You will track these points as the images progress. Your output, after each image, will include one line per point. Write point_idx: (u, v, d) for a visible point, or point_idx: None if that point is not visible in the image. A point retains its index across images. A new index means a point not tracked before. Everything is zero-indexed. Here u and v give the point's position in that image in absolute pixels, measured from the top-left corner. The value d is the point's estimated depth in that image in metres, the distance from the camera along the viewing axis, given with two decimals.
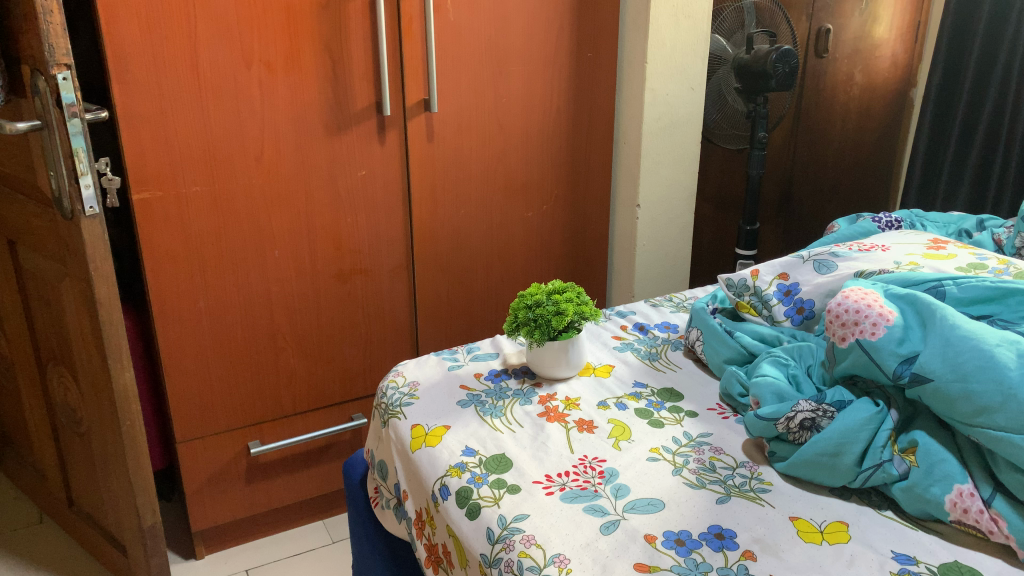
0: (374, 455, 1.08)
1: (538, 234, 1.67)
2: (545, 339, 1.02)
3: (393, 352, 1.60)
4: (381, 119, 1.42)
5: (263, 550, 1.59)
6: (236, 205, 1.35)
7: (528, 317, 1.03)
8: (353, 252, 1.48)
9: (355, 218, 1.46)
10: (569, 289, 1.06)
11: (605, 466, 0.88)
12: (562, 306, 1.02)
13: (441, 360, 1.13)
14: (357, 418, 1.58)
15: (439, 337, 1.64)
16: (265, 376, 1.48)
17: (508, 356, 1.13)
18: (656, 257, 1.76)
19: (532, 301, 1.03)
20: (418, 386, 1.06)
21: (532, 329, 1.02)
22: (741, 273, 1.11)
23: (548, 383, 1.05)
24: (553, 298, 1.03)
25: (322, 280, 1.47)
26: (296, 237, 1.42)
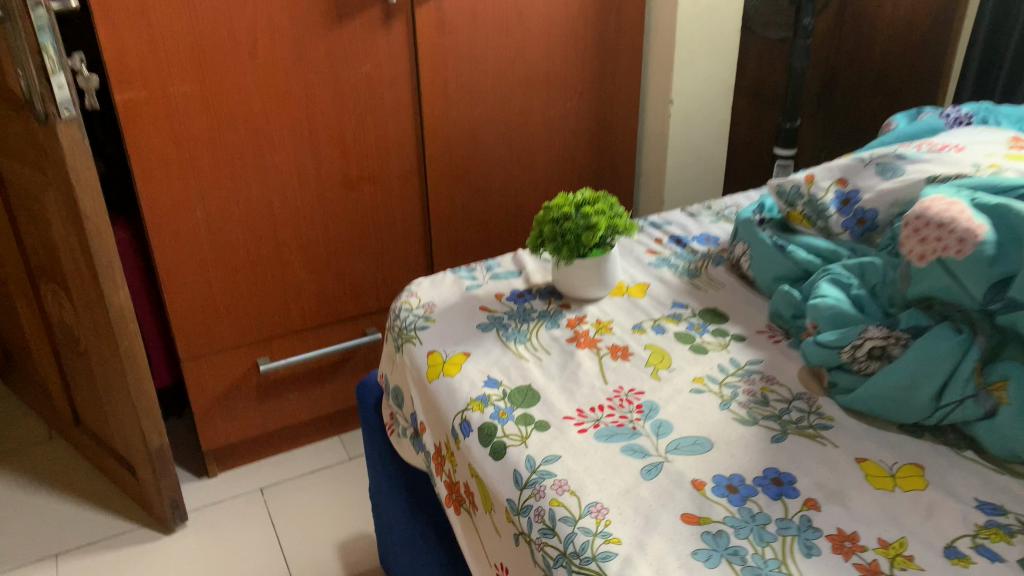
0: (388, 381, 1.00)
1: (560, 134, 1.53)
2: (575, 257, 0.92)
3: (407, 263, 1.50)
4: (387, 6, 1.27)
5: (278, 467, 1.54)
6: (231, 106, 1.23)
7: (555, 232, 0.92)
8: (361, 157, 1.37)
9: (361, 119, 1.34)
10: (601, 198, 0.94)
11: (644, 400, 0.78)
12: (593, 219, 0.91)
13: (458, 278, 1.03)
14: (371, 332, 1.50)
15: (456, 247, 1.53)
16: (272, 290, 1.39)
17: (531, 272, 1.02)
18: (687, 159, 1.63)
19: (559, 212, 0.92)
20: (434, 308, 0.96)
21: (561, 247, 0.91)
22: (795, 179, 0.99)
23: (578, 304, 0.95)
24: (583, 209, 0.92)
25: (328, 187, 1.36)
26: (298, 140, 1.30)
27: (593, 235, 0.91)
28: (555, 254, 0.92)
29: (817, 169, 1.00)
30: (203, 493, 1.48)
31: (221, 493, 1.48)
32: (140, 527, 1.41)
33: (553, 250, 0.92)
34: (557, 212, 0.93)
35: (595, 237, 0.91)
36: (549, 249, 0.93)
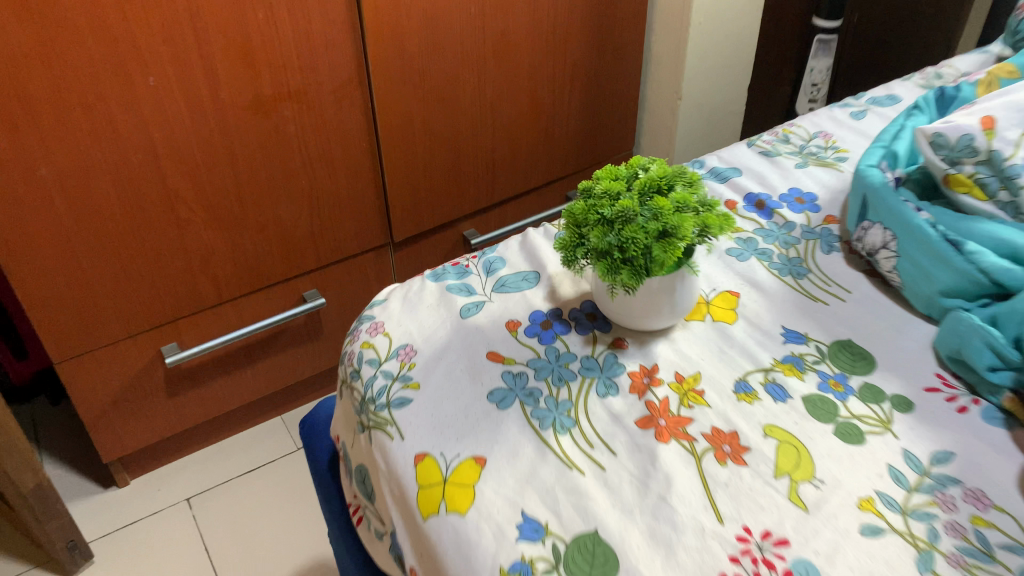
0: (348, 456, 0.66)
1: (550, 16, 1.12)
2: (641, 279, 0.57)
3: (352, 205, 1.12)
4: None
5: (208, 465, 1.22)
6: (70, 4, 0.79)
7: (608, 241, 0.56)
8: (277, 68, 0.95)
9: (273, 14, 0.91)
10: (679, 178, 0.58)
11: (792, 562, 0.47)
12: (673, 219, 0.55)
13: (445, 291, 0.67)
14: (313, 299, 1.15)
15: (416, 177, 1.15)
16: (168, 258, 1.01)
17: (555, 277, 0.68)
18: (711, 43, 1.24)
19: (614, 208, 0.56)
20: (414, 355, 0.61)
21: (616, 266, 0.56)
22: (966, 128, 0.63)
23: (639, 340, 0.62)
24: (655, 202, 0.56)
25: (233, 114, 0.95)
26: (182, 51, 0.87)
27: (673, 246, 0.55)
28: (608, 274, 0.57)
29: (992, 104, 0.64)
30: (110, 514, 1.15)
31: (133, 511, 1.15)
32: (31, 569, 1.09)
33: (603, 270, 0.57)
34: (609, 204, 0.57)
35: (676, 248, 0.55)
36: (596, 266, 0.57)
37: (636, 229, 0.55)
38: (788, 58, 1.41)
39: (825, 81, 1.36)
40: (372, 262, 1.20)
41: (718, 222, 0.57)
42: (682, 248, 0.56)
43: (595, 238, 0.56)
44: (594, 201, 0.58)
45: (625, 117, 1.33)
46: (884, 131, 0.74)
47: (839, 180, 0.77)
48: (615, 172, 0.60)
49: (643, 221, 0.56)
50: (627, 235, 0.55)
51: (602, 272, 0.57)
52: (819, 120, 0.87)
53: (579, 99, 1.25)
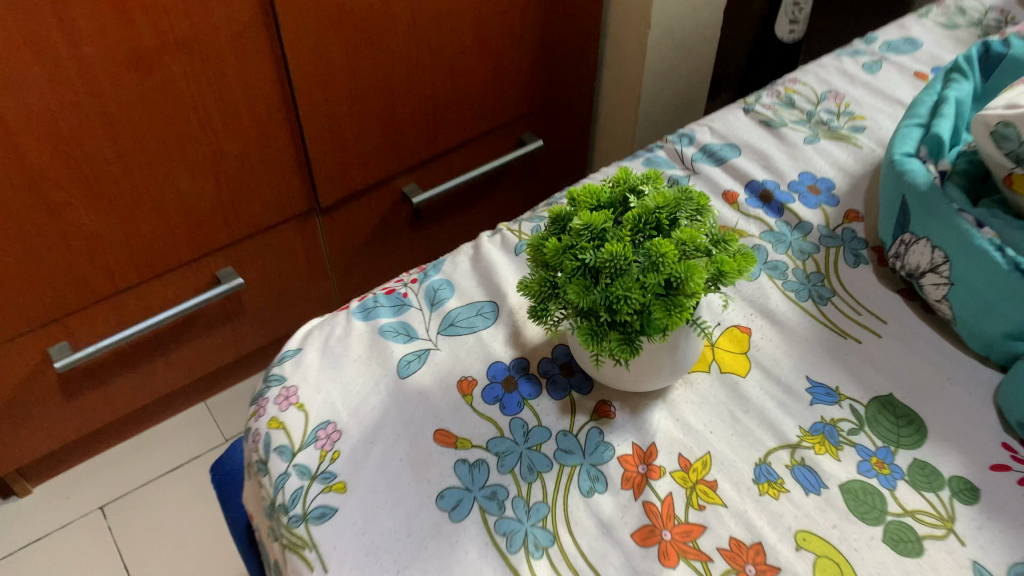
0: (262, 550, 0.52)
1: None
2: (636, 345, 0.43)
3: (267, 171, 0.94)
4: None
5: (124, 464, 1.08)
6: None
7: (591, 298, 0.42)
8: (157, 14, 0.74)
9: None
10: (685, 205, 0.43)
11: None
12: (680, 269, 0.41)
13: (377, 334, 0.52)
14: (231, 281, 0.99)
15: (344, 134, 0.97)
16: (45, 251, 0.83)
17: (517, 313, 0.53)
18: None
19: (599, 252, 0.42)
20: (338, 439, 0.47)
21: (604, 325, 0.42)
22: None
23: (628, 405, 0.48)
24: (654, 245, 0.41)
25: (106, 76, 0.75)
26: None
27: (680, 306, 0.41)
28: (593, 340, 0.42)
29: None
30: (8, 531, 1.01)
31: (37, 526, 1.01)
32: None
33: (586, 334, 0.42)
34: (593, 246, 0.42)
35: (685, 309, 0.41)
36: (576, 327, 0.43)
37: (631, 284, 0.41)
38: None
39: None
40: (296, 232, 1.03)
41: (737, 267, 0.42)
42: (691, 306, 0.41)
43: (574, 294, 0.42)
44: (571, 238, 0.43)
45: (586, 47, 1.15)
46: (917, 102, 0.60)
47: (857, 160, 0.63)
48: (599, 193, 0.45)
49: (639, 270, 0.41)
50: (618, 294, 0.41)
51: (584, 337, 0.43)
52: (827, 74, 0.71)
53: (535, 30, 1.06)
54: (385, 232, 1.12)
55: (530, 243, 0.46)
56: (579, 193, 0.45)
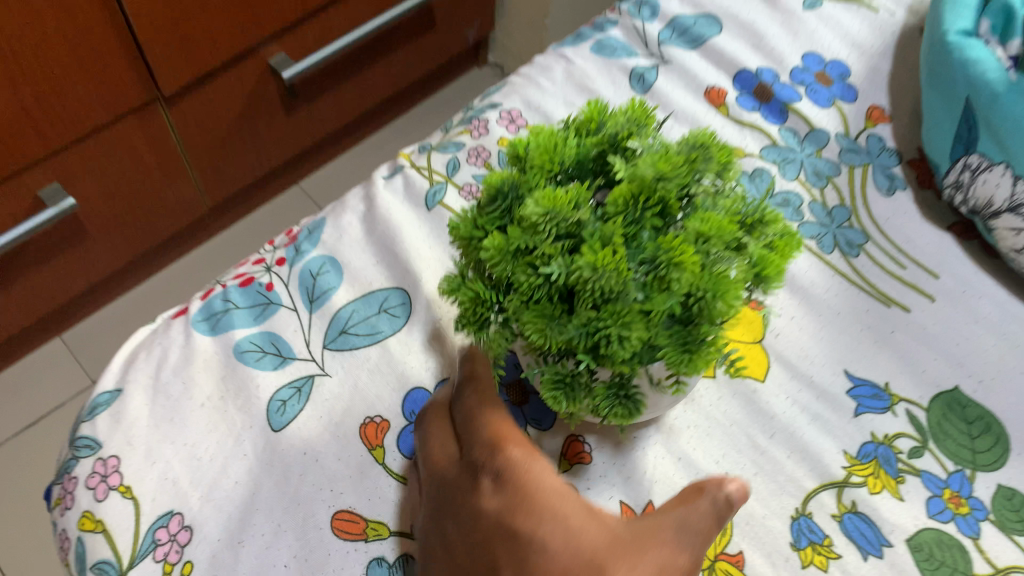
0: None
1: None
2: (630, 394, 0.27)
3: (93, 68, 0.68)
4: None
5: None
6: None
7: (563, 337, 0.26)
8: None
9: None
10: (701, 168, 0.27)
11: None
12: (704, 285, 0.25)
13: (233, 356, 0.36)
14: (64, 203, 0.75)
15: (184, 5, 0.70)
16: None
17: (436, 305, 0.37)
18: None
19: (573, 263, 0.25)
20: (190, 549, 0.31)
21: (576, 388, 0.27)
22: None
23: (609, 442, 0.34)
24: (663, 246, 0.25)
25: None
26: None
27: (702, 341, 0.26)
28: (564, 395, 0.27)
29: None
30: None
31: None
32: None
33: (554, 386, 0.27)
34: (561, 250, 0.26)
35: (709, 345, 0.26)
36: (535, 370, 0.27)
37: (629, 316, 0.25)
38: None
39: None
40: (138, 129, 0.78)
41: (782, 264, 0.27)
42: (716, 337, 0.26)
43: (535, 332, 0.26)
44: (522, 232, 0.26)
45: None
46: None
47: (874, 29, 0.46)
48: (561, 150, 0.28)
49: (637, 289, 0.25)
50: (608, 332, 0.25)
51: (551, 389, 0.27)
52: None
53: None
54: (253, 115, 0.89)
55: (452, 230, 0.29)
56: (529, 151, 0.28)
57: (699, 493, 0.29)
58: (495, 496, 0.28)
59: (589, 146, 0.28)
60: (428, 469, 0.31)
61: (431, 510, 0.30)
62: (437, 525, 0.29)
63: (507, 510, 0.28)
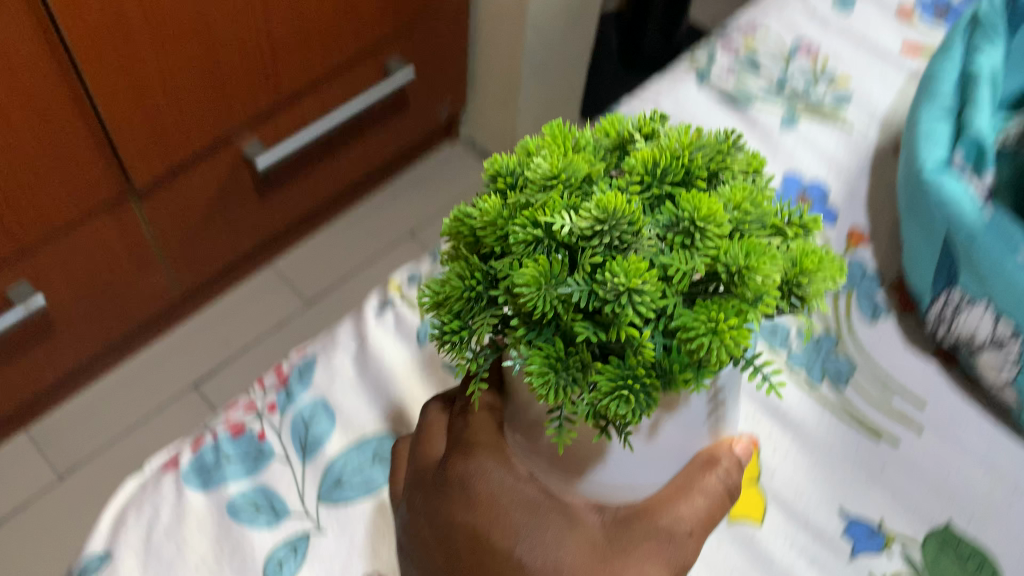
0: None
1: None
2: (636, 386, 0.23)
3: (65, 169, 0.68)
4: None
5: None
6: None
7: (562, 296, 0.23)
8: None
9: None
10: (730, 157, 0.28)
11: None
12: (732, 249, 0.24)
13: (227, 513, 0.35)
14: (29, 301, 0.74)
15: (157, 103, 0.70)
16: None
17: (408, 395, 0.39)
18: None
19: (590, 220, 0.24)
20: None
21: (539, 367, 0.23)
22: None
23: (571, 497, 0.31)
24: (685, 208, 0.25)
25: None
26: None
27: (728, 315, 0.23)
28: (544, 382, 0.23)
29: None
30: None
31: None
32: None
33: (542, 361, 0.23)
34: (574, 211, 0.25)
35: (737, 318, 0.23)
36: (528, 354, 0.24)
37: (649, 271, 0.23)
38: None
39: None
40: (110, 223, 0.77)
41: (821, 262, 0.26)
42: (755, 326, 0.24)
43: (524, 285, 0.23)
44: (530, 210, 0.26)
45: None
46: (943, 73, 0.46)
47: (850, 149, 0.49)
48: (581, 144, 0.28)
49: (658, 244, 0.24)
50: (620, 287, 0.23)
51: (538, 364, 0.23)
52: (792, 18, 0.57)
53: None
54: (227, 203, 0.88)
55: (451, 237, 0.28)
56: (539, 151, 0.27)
57: (713, 463, 0.30)
58: (467, 510, 0.28)
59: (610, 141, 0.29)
60: (419, 463, 0.32)
61: (415, 501, 0.31)
62: (420, 513, 0.30)
63: (480, 522, 0.28)
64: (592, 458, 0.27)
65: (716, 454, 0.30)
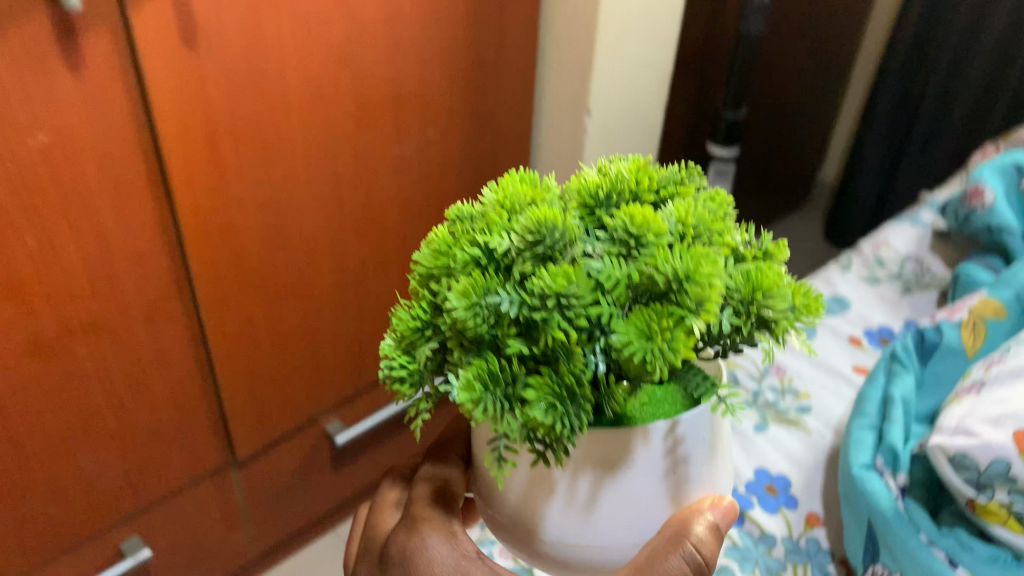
0: None
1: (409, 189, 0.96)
2: (569, 397, 0.33)
3: (174, 408, 0.88)
4: (64, 20, 0.63)
5: None
6: None
7: (502, 309, 0.34)
8: (49, 300, 0.73)
9: (48, 240, 0.70)
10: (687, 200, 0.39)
11: None
12: (663, 265, 0.33)
13: None
14: (135, 551, 0.90)
15: (254, 376, 0.93)
16: None
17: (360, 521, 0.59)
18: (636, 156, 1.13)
19: (529, 246, 0.35)
20: None
21: (486, 370, 0.33)
22: (1009, 451, 0.50)
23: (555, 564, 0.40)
24: (620, 228, 0.35)
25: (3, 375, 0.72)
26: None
27: (660, 324, 0.32)
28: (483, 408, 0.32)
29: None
30: None
31: None
32: None
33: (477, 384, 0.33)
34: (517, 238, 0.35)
35: (668, 317, 0.33)
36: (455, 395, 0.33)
37: (583, 279, 0.33)
38: None
39: None
40: (211, 491, 0.97)
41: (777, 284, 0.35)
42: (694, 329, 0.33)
43: (462, 295, 0.34)
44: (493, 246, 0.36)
45: None
46: (868, 393, 0.61)
47: (808, 449, 0.63)
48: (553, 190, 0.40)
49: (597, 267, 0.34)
50: (555, 296, 0.33)
51: (470, 382, 0.33)
52: None
53: None
54: (307, 474, 1.07)
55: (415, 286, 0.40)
56: (514, 188, 0.39)
57: (680, 537, 0.38)
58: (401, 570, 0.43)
59: (574, 185, 0.40)
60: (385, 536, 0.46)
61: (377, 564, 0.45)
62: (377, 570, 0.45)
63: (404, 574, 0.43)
64: (525, 496, 0.38)
65: (684, 526, 0.39)
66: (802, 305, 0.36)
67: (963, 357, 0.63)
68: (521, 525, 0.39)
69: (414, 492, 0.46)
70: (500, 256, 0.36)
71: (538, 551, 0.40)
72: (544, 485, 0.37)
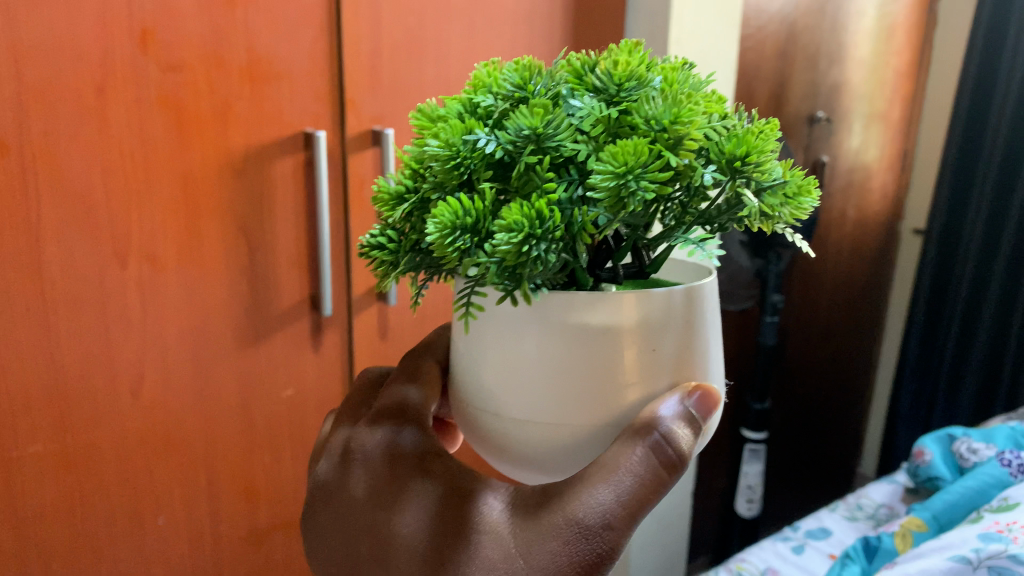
0: None
1: None
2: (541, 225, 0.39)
3: None
4: (317, 319, 1.07)
5: None
6: (130, 461, 0.95)
7: (479, 144, 0.43)
8: (271, 501, 1.10)
9: (278, 457, 1.09)
10: (678, 68, 0.46)
11: None
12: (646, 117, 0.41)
13: None
14: None
15: None
16: None
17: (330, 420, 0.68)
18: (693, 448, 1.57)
19: (509, 95, 0.46)
20: None
21: (454, 211, 0.40)
22: None
23: (534, 457, 0.49)
24: (607, 78, 0.43)
25: (232, 553, 1.08)
26: (193, 481, 1.01)
27: (638, 159, 0.39)
28: (450, 239, 0.40)
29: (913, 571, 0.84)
30: None
31: None
32: None
33: (447, 220, 0.40)
34: (499, 97, 0.46)
35: (650, 153, 0.40)
36: (428, 232, 0.40)
37: (559, 117, 0.42)
38: (739, 494, 1.62)
39: (758, 483, 1.60)
40: None
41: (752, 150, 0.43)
42: (672, 163, 0.40)
43: (455, 136, 0.43)
44: (477, 105, 0.47)
45: None
46: None
47: None
48: (556, 65, 0.48)
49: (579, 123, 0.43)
50: (532, 132, 0.42)
51: (442, 220, 0.40)
52: (766, 555, 1.06)
53: None
54: None
55: (399, 161, 0.50)
56: (506, 62, 0.48)
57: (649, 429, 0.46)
58: (372, 487, 0.54)
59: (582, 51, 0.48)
60: (354, 454, 0.57)
61: (345, 473, 0.57)
62: (344, 483, 0.56)
63: (376, 490, 0.54)
64: (502, 358, 0.47)
65: (655, 423, 0.46)
66: (793, 190, 0.45)
67: (896, 554, 1.00)
68: (492, 379, 0.48)
69: (383, 418, 0.58)
70: (483, 112, 0.46)
71: (502, 408, 0.48)
72: (518, 344, 0.46)
